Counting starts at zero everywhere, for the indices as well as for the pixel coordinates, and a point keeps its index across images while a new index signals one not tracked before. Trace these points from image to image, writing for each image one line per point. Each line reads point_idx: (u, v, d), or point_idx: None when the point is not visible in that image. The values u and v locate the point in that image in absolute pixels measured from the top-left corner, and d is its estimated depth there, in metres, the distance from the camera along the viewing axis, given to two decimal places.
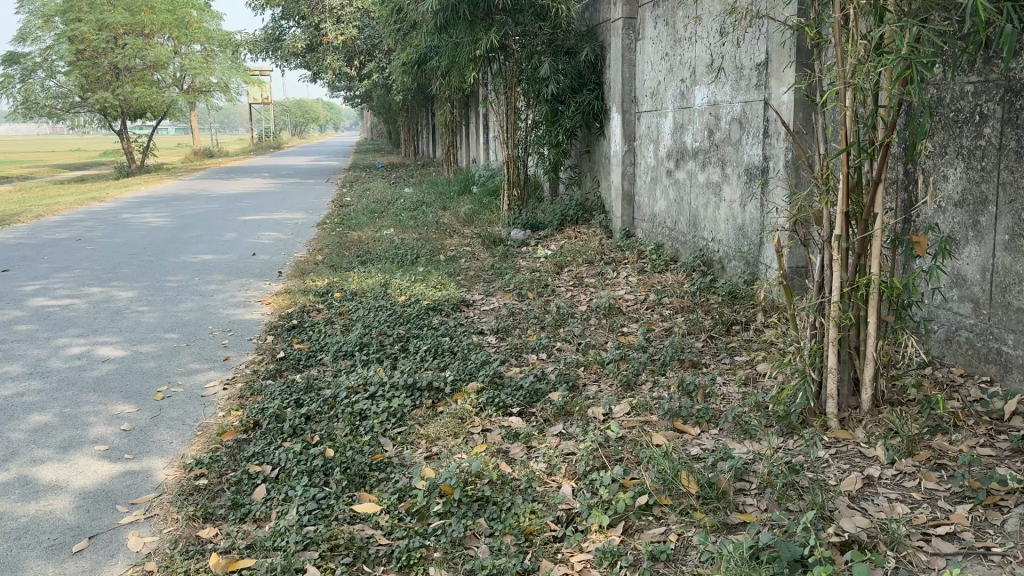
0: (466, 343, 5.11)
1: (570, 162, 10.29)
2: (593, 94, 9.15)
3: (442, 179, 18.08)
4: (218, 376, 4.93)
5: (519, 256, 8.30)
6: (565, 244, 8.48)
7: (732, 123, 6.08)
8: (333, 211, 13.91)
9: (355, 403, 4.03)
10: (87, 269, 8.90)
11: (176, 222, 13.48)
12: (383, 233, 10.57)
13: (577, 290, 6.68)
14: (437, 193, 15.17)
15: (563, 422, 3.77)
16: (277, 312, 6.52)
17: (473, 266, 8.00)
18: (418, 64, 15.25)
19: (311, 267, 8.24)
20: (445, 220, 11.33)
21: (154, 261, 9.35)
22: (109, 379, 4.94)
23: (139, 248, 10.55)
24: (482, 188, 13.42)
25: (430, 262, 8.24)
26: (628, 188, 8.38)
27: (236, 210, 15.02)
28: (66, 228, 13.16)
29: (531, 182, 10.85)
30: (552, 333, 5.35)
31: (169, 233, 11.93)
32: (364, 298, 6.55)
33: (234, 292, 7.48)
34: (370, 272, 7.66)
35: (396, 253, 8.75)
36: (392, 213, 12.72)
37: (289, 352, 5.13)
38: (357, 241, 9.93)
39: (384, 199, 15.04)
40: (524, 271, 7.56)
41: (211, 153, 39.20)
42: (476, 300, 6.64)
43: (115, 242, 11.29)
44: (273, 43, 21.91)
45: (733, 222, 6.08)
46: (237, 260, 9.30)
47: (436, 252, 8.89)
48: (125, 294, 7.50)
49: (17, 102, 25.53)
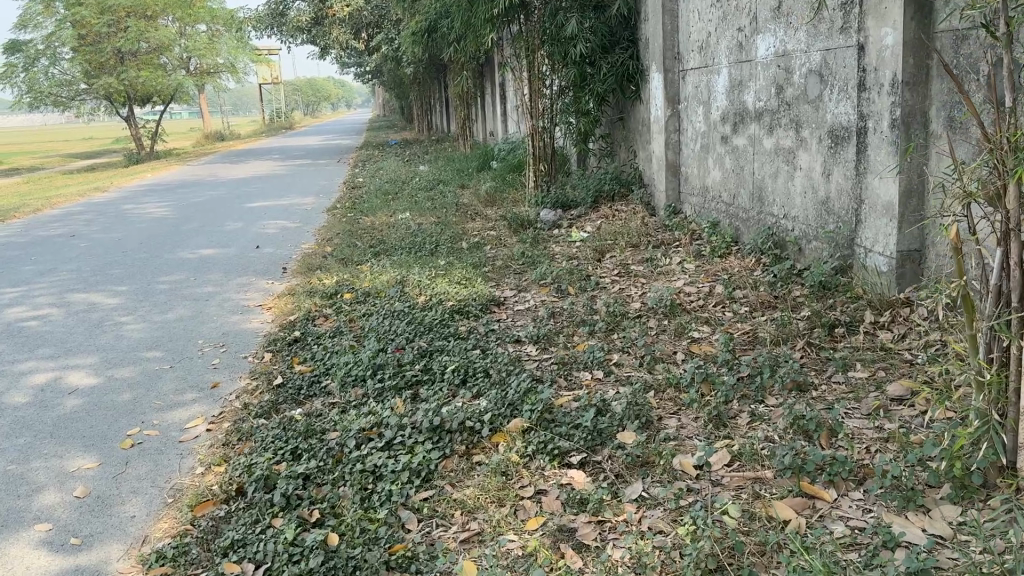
0: (504, 360, 4.17)
1: (600, 131, 9.31)
2: (626, 54, 8.22)
3: (457, 155, 17.08)
4: (203, 410, 4.02)
5: (552, 241, 7.33)
6: (603, 226, 7.50)
7: (809, 76, 5.10)
8: (345, 195, 12.98)
9: (367, 456, 3.10)
10: (74, 271, 8.03)
11: (180, 211, 12.62)
12: (398, 217, 9.62)
13: (626, 281, 5.72)
14: (454, 170, 14.24)
15: (643, 479, 2.84)
16: (279, 320, 5.61)
17: (501, 255, 7.05)
18: (428, 32, 14.29)
19: (320, 262, 7.34)
20: (464, 201, 10.36)
21: (148, 258, 8.47)
22: (71, 417, 4.05)
23: (135, 243, 9.68)
24: (502, 164, 12.42)
25: (452, 251, 7.30)
26: (673, 158, 7.41)
27: (242, 196, 14.13)
28: (63, 223, 12.33)
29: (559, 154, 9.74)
30: (606, 341, 4.41)
31: (170, 225, 11.07)
32: (378, 300, 5.65)
33: (231, 294, 6.59)
34: (385, 268, 6.74)
35: (414, 241, 7.81)
36: (407, 194, 11.82)
37: (288, 377, 4.22)
38: (370, 229, 9.00)
39: (397, 179, 14.08)
40: (560, 259, 6.59)
41: (222, 135, 38.33)
42: (508, 297, 5.69)
43: (110, 237, 10.43)
44: (278, 18, 20.94)
45: (814, 195, 5.14)
46: (238, 255, 8.41)
47: (458, 239, 7.94)
48: (111, 300, 6.63)
49: (20, 91, 24.72)
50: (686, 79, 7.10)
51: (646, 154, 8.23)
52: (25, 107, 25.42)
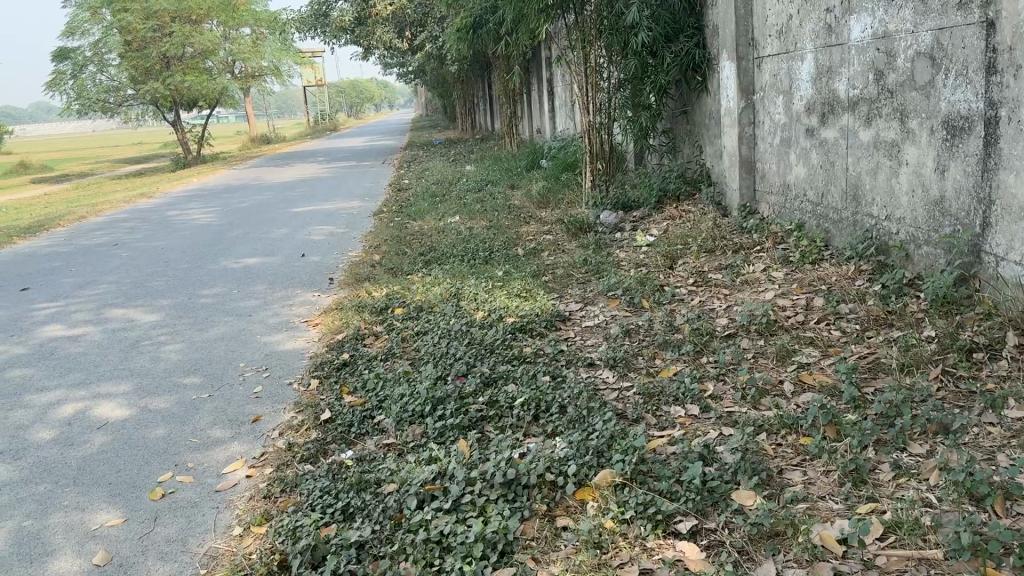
0: (581, 391, 3.64)
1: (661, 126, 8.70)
2: (692, 42, 7.60)
3: (504, 154, 16.57)
4: (242, 450, 3.56)
5: (616, 246, 6.77)
6: (671, 229, 6.92)
7: (916, 60, 4.48)
8: (391, 198, 12.57)
9: (431, 520, 2.60)
10: (114, 284, 7.72)
11: (224, 217, 12.34)
12: (448, 222, 9.15)
13: (706, 291, 5.15)
14: (502, 169, 13.77)
15: (775, 556, 2.29)
16: (325, 339, 5.16)
17: (562, 262, 6.52)
18: (474, 27, 13.83)
19: (367, 272, 6.89)
20: (516, 203, 9.85)
21: (190, 268, 8.14)
22: (98, 458, 3.62)
23: (178, 252, 9.37)
24: (553, 163, 11.87)
25: (508, 258, 6.79)
26: (748, 154, 6.80)
27: (287, 201, 13.82)
28: (107, 231, 12.12)
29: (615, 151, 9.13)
30: (695, 367, 3.86)
31: (214, 232, 10.77)
32: (432, 315, 5.18)
33: (275, 308, 6.18)
34: (437, 278, 6.26)
35: (467, 248, 7.33)
36: (455, 196, 11.37)
37: (336, 411, 3.75)
38: (419, 235, 8.54)
39: (444, 180, 13.62)
40: (628, 267, 6.04)
41: (267, 138, 38.41)
42: (573, 311, 5.16)
43: (153, 246, 10.15)
44: (320, 19, 20.69)
45: (924, 195, 4.52)
46: (282, 264, 8.02)
47: (513, 245, 7.44)
48: (149, 317, 6.27)
49: (69, 98, 24.89)
50: (763, 67, 6.48)
51: (716, 149, 7.61)
52: (75, 114, 25.60)
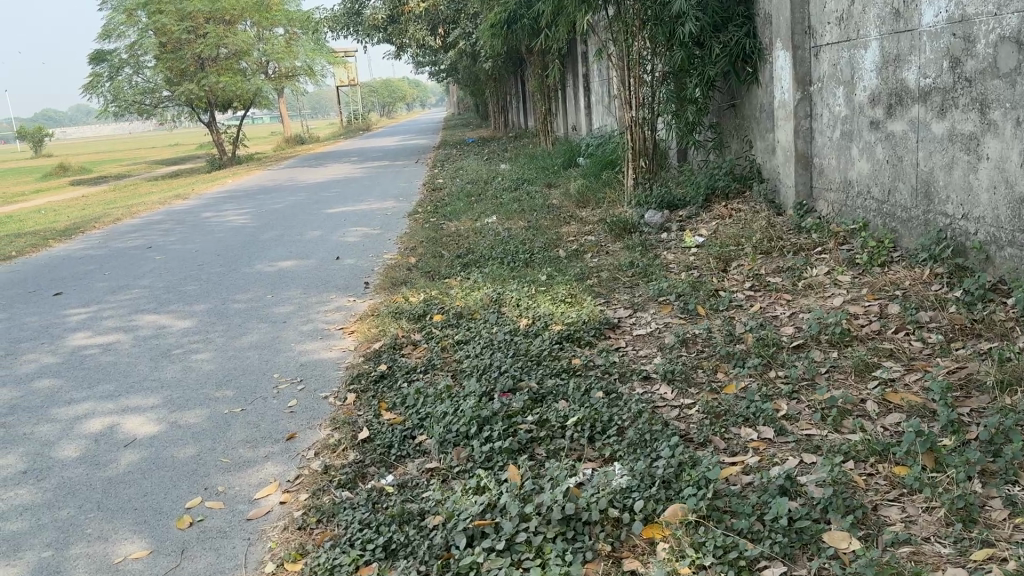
0: (639, 409, 3.34)
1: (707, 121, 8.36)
2: (742, 32, 7.28)
3: (538, 152, 16.26)
4: (275, 472, 3.32)
5: (664, 248, 6.45)
6: (722, 230, 6.57)
7: (998, 45, 4.12)
8: (425, 198, 12.33)
9: (483, 564, 2.33)
10: (147, 288, 7.56)
11: (258, 219, 12.20)
12: (485, 223, 8.88)
13: (766, 297, 4.82)
14: (539, 168, 13.49)
15: None
16: (361, 349, 4.91)
17: (607, 265, 6.22)
18: (509, 23, 13.57)
19: (403, 276, 6.64)
20: (554, 202, 9.54)
21: (223, 272, 7.97)
22: (124, 479, 3.40)
23: (211, 255, 9.23)
24: (591, 161, 11.54)
25: (550, 260, 6.50)
26: (804, 148, 6.47)
27: (320, 201, 13.65)
28: (142, 233, 12.05)
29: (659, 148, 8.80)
30: (762, 383, 3.54)
31: (247, 234, 10.62)
32: (473, 323, 4.92)
33: (310, 314, 5.96)
34: (476, 283, 5.99)
35: (506, 250, 7.05)
36: (491, 196, 11.12)
37: (375, 430, 3.50)
38: (455, 236, 8.28)
39: (479, 179, 13.36)
40: (678, 270, 5.72)
41: (301, 138, 38.48)
42: (623, 317, 4.85)
43: (187, 248, 10.02)
44: (353, 18, 20.58)
45: (1008, 191, 4.17)
46: (316, 267, 7.81)
47: (554, 246, 7.15)
48: (181, 323, 6.08)
49: (106, 100, 25.08)
50: (821, 57, 6.13)
51: (767, 144, 7.25)
52: (112, 116, 25.80)
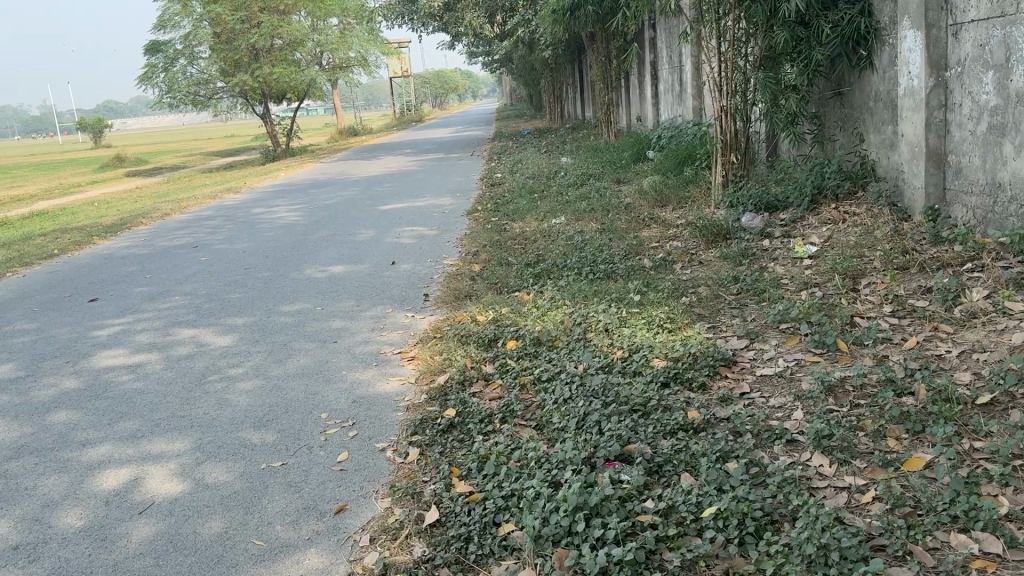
0: (799, 499, 2.51)
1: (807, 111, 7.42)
2: (856, 9, 6.34)
3: (601, 144, 15.34)
4: (320, 567, 2.57)
5: (770, 258, 5.56)
6: (837, 240, 5.66)
7: None
8: (485, 194, 11.55)
9: None
10: (188, 296, 6.95)
11: (309, 215, 11.58)
12: (554, 224, 8.07)
13: (919, 329, 3.94)
14: (604, 161, 12.66)
15: None
16: (423, 381, 4.14)
17: (704, 278, 5.36)
18: (574, 7, 12.73)
19: (468, 288, 5.87)
20: (629, 201, 8.68)
21: (270, 278, 7.33)
22: (132, 567, 2.69)
23: (259, 256, 8.61)
24: (665, 155, 10.61)
25: (635, 272, 5.67)
26: (936, 144, 5.53)
27: (374, 197, 12.99)
28: (189, 230, 11.52)
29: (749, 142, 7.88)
30: (958, 462, 2.68)
31: (297, 233, 10.00)
32: (556, 352, 4.13)
33: (364, 332, 5.25)
34: (554, 298, 5.18)
35: (583, 257, 6.23)
36: (555, 192, 10.32)
37: (446, 508, 2.73)
38: (522, 239, 7.49)
39: (541, 174, 12.55)
40: (794, 288, 4.84)
41: (354, 130, 38.04)
42: (739, 349, 3.99)
43: (234, 248, 9.42)
44: (409, 6, 19.91)
45: None
46: (370, 273, 7.10)
47: (637, 253, 6.32)
48: (219, 341, 5.41)
49: (161, 91, 24.87)
50: (962, 36, 5.18)
51: (885, 138, 6.31)
52: (166, 107, 25.59)
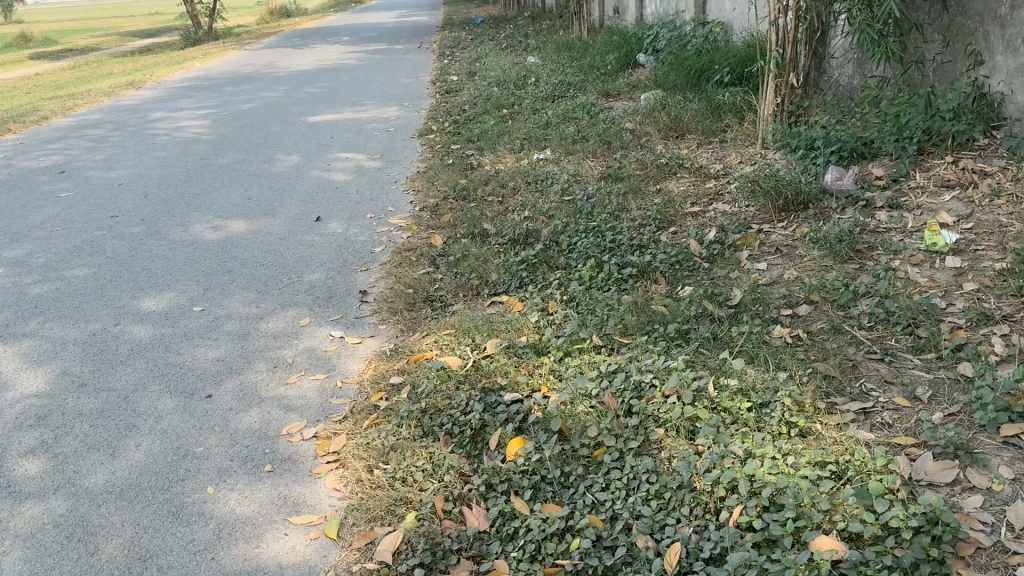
0: None
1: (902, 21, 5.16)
2: None
3: (574, 41, 13.05)
4: None
5: (889, 250, 3.67)
6: (983, 223, 3.79)
7: None
8: (439, 106, 9.31)
9: None
10: (17, 268, 4.78)
11: (219, 127, 9.21)
12: (538, 164, 6.02)
13: None
14: (583, 63, 10.46)
15: None
16: (351, 540, 2.19)
17: (799, 288, 3.47)
18: None
19: (428, 287, 3.86)
20: (633, 129, 6.61)
21: (143, 238, 5.18)
22: None
23: (139, 194, 6.39)
24: (666, 64, 8.45)
25: (686, 268, 3.75)
26: None
27: (302, 103, 10.60)
28: (65, 144, 9.07)
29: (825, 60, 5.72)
30: None
31: (199, 155, 7.74)
32: (607, 488, 2.20)
33: (262, 373, 3.24)
34: (570, 323, 3.23)
35: (598, 231, 4.25)
36: (530, 109, 8.19)
37: None
38: (499, 190, 5.45)
39: (506, 78, 10.34)
40: (965, 326, 2.99)
41: (287, 11, 34.38)
42: (953, 495, 2.15)
43: (112, 178, 7.14)
44: None
45: None
46: (283, 235, 5.00)
47: (672, 227, 4.39)
48: (29, 381, 3.35)
49: None
50: None
51: None
52: None
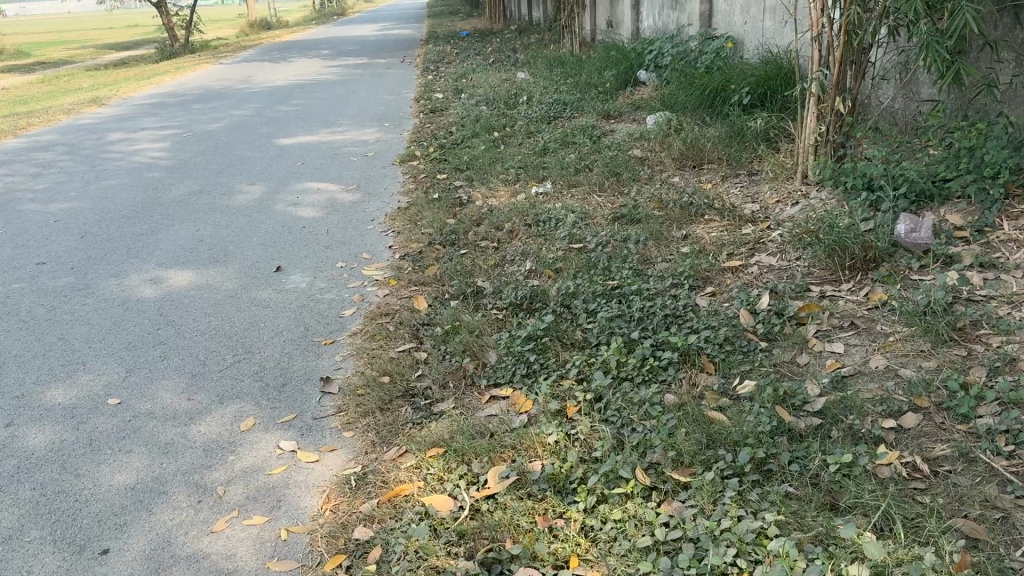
0: None
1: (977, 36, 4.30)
2: None
3: (566, 55, 12.28)
4: None
5: (998, 329, 2.87)
6: None
7: None
8: (423, 128, 8.48)
9: None
10: None
11: (181, 150, 8.33)
12: (536, 200, 5.20)
13: None
14: (580, 80, 9.68)
15: None
16: None
17: (894, 385, 2.66)
18: None
19: (410, 373, 3.01)
20: (643, 157, 5.81)
21: (66, 294, 4.29)
22: None
23: (74, 233, 5.50)
24: (673, 83, 7.67)
25: (740, 352, 2.93)
26: None
27: (273, 122, 9.75)
28: (8, 169, 8.15)
29: (880, 80, 4.89)
30: None
31: (152, 184, 6.86)
32: None
33: (182, 513, 2.38)
34: (601, 442, 2.39)
35: (621, 296, 3.41)
36: (524, 131, 7.38)
37: None
38: (493, 234, 4.62)
39: (496, 96, 9.53)
40: None
41: (267, 23, 33.52)
42: None
43: (50, 212, 6.25)
44: None
45: None
46: (234, 291, 4.14)
47: (710, 287, 3.57)
48: None
49: None
50: None
51: None
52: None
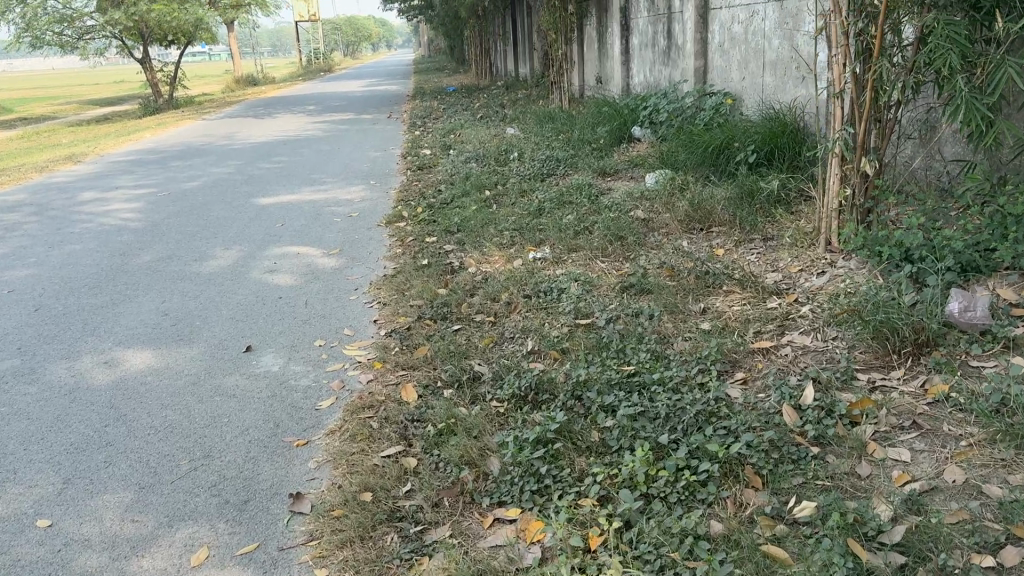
0: None
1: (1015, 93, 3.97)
2: None
3: (556, 111, 12.02)
4: None
5: None
6: None
7: None
8: (410, 186, 8.10)
9: None
10: None
11: (154, 211, 7.89)
12: (534, 267, 4.77)
13: None
14: (572, 136, 9.37)
15: None
16: None
17: (981, 507, 2.21)
18: None
19: (399, 489, 2.53)
20: (647, 218, 5.42)
21: (7, 379, 3.79)
22: None
23: (27, 306, 5.01)
24: (672, 140, 7.34)
25: (789, 461, 2.47)
26: None
27: (254, 180, 9.34)
28: None
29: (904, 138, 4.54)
30: None
31: (120, 248, 6.40)
32: None
33: None
34: None
35: (642, 387, 2.96)
36: (517, 190, 7.00)
37: None
38: (489, 307, 4.17)
39: (486, 152, 9.18)
40: None
41: (253, 79, 33.47)
42: None
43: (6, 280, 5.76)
44: None
45: None
46: (197, 376, 3.66)
47: (740, 374, 3.13)
48: None
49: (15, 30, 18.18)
50: None
51: None
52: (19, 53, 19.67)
